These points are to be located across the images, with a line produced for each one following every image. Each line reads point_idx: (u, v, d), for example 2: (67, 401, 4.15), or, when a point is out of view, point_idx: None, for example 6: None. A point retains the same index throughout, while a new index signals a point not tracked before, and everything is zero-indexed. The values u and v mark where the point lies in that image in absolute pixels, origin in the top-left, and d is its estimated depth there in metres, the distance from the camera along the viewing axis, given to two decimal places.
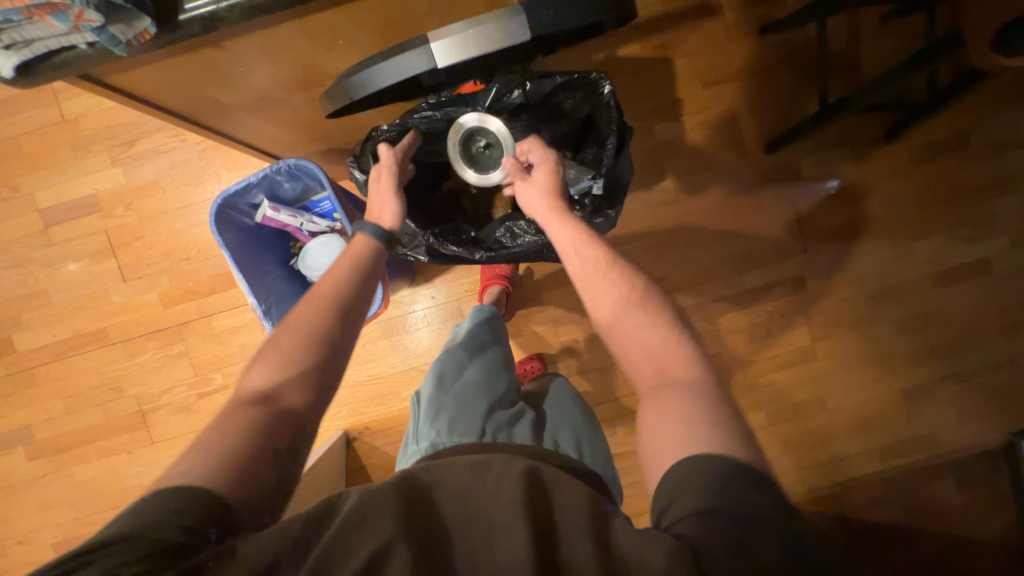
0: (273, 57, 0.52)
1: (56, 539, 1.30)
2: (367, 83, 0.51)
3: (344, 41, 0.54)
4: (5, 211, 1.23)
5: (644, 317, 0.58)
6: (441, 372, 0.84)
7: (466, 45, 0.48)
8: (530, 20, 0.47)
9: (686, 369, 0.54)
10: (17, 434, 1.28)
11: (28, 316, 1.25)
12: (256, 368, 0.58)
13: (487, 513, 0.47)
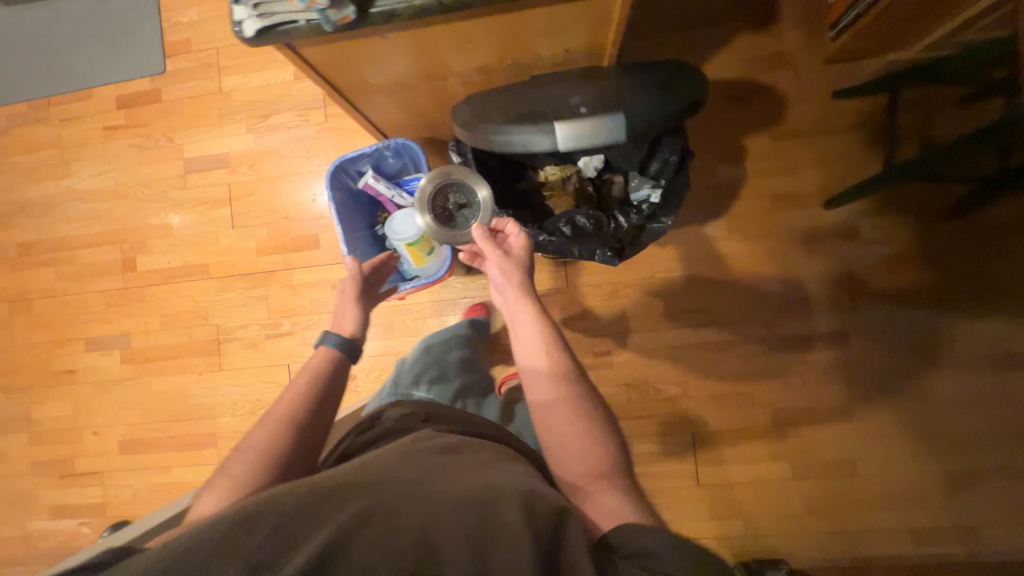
0: (417, 49, 0.67)
1: (126, 437, 1.49)
2: (498, 145, 0.68)
3: (470, 44, 0.68)
4: (157, 155, 1.49)
5: (583, 415, 0.72)
6: (431, 347, 1.20)
7: (579, 134, 0.63)
8: (623, 127, 0.63)
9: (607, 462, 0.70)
10: (115, 339, 1.50)
11: (152, 243, 1.49)
12: (212, 497, 0.72)
13: (481, 512, 0.50)
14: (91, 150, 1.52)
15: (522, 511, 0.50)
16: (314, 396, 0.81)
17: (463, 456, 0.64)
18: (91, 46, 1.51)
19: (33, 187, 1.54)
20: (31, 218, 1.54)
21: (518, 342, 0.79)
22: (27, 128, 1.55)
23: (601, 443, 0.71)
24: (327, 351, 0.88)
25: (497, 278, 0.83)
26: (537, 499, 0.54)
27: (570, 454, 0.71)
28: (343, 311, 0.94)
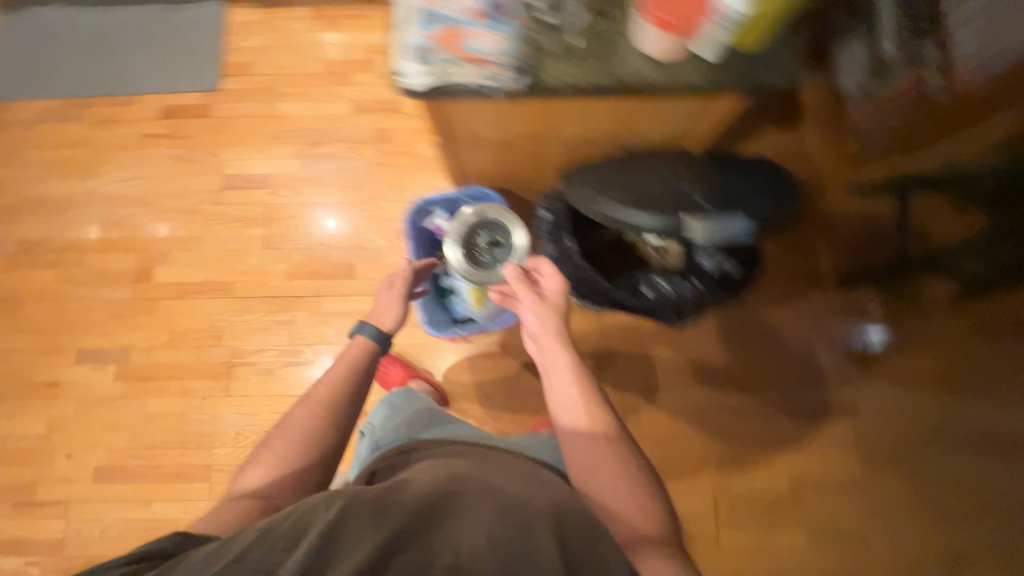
0: (541, 114, 0.72)
1: (103, 464, 1.34)
2: (619, 216, 0.69)
3: (590, 116, 0.74)
4: (195, 167, 1.47)
5: (620, 465, 0.75)
6: (393, 400, 1.12)
7: (714, 226, 0.66)
8: (750, 225, 0.68)
9: (642, 510, 0.73)
10: (114, 353, 1.39)
11: (173, 254, 1.43)
12: (254, 471, 0.75)
13: (511, 525, 0.57)
14: (124, 154, 1.48)
15: (549, 533, 0.57)
16: (347, 385, 0.81)
17: (496, 467, 0.71)
18: (146, 56, 1.52)
19: (50, 183, 1.47)
20: (43, 215, 1.45)
21: (554, 392, 0.79)
22: (58, 125, 1.50)
23: (637, 490, 0.74)
24: (365, 339, 0.87)
25: (532, 325, 0.82)
26: (566, 517, 0.61)
27: (608, 504, 0.73)
28: (387, 305, 0.93)
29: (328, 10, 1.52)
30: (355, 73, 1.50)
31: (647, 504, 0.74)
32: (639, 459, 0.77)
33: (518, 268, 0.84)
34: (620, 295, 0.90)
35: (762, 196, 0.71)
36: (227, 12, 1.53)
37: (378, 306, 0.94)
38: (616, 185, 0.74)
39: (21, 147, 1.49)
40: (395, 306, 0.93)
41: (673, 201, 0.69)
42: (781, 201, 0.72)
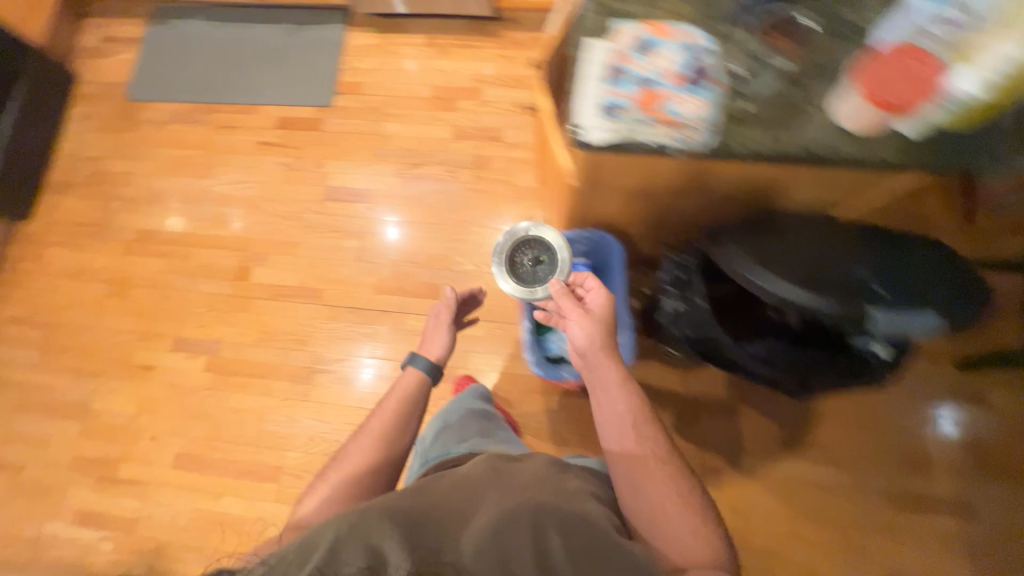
0: (698, 171, 0.69)
1: (184, 452, 1.39)
2: (789, 293, 0.64)
3: (751, 175, 0.71)
4: (302, 177, 1.54)
5: (672, 484, 0.72)
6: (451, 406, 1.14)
7: (901, 321, 0.62)
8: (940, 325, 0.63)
9: (700, 534, 0.69)
10: (207, 345, 1.45)
11: (272, 257, 1.49)
12: (310, 501, 0.76)
13: (519, 524, 0.57)
14: (239, 159, 1.57)
15: (561, 533, 0.57)
16: (401, 414, 0.82)
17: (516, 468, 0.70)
18: (271, 71, 1.63)
19: (172, 180, 1.58)
20: (162, 208, 1.56)
21: (603, 408, 0.77)
22: (185, 126, 1.62)
23: (690, 512, 0.70)
24: (414, 370, 0.88)
25: (579, 339, 0.79)
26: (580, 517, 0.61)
27: (663, 529, 0.69)
28: (434, 332, 0.94)
29: (441, 39, 1.59)
30: (460, 99, 1.54)
31: (705, 529, 0.69)
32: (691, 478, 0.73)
33: (561, 284, 0.84)
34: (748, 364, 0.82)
35: (939, 277, 0.68)
36: (347, 34, 1.62)
37: (429, 332, 0.96)
38: (794, 259, 0.69)
39: (150, 144, 1.62)
40: (442, 335, 0.94)
41: (858, 289, 0.65)
42: (959, 287, 0.67)
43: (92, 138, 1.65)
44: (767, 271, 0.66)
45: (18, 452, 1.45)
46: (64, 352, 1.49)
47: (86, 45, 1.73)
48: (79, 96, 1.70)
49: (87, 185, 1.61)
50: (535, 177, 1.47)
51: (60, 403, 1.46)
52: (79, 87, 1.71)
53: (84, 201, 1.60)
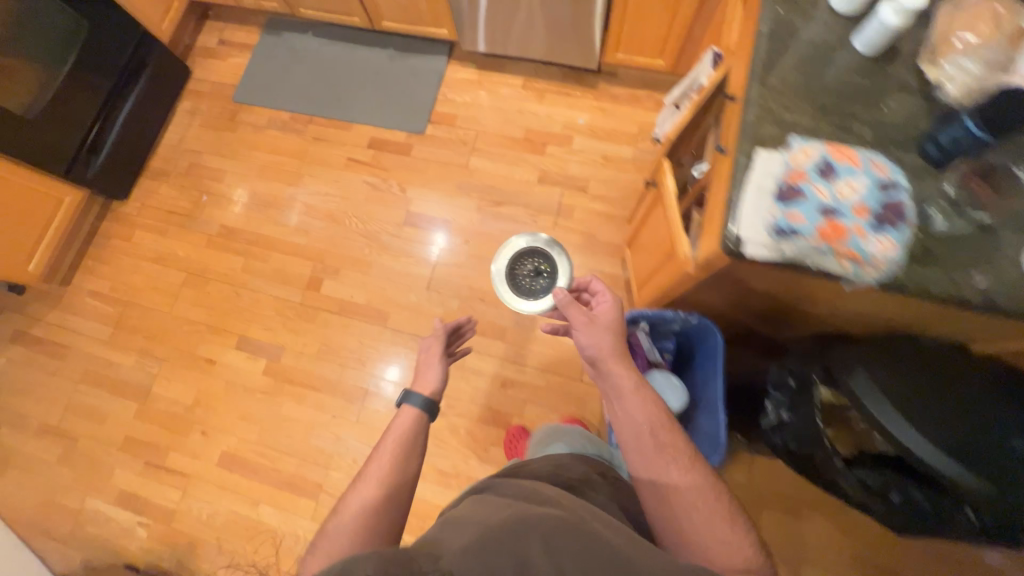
0: (847, 296, 0.64)
1: (231, 452, 1.40)
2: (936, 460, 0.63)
3: (909, 311, 0.65)
4: (385, 198, 1.57)
5: (696, 487, 0.68)
6: None
7: None
8: None
9: (732, 539, 0.65)
10: (269, 348, 1.47)
11: (345, 272, 1.51)
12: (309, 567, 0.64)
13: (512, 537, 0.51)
14: (328, 171, 1.62)
15: (544, 540, 0.50)
16: (403, 454, 0.72)
17: (510, 492, 0.65)
18: (371, 92, 1.69)
19: (262, 182, 1.64)
20: (248, 208, 1.62)
21: (617, 414, 0.74)
22: (282, 133, 1.69)
23: (716, 516, 0.66)
24: (412, 407, 0.79)
25: (591, 346, 0.79)
26: (570, 521, 0.53)
27: (690, 532, 0.66)
28: (425, 370, 0.87)
29: (539, 83, 1.61)
30: (550, 144, 1.55)
31: (737, 534, 0.65)
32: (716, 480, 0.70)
33: (564, 293, 0.86)
34: (885, 514, 0.75)
35: None
36: (449, 67, 1.67)
37: (421, 371, 0.88)
38: (950, 414, 0.66)
39: (247, 146, 1.69)
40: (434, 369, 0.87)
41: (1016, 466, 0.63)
42: None
43: (195, 131, 1.74)
44: (908, 423, 0.64)
45: (75, 424, 1.49)
46: (135, 333, 1.55)
47: (204, 45, 1.84)
48: (189, 91, 1.80)
49: (183, 175, 1.69)
50: (615, 232, 1.46)
51: (123, 382, 1.50)
52: (191, 83, 1.81)
53: (177, 191, 1.68)
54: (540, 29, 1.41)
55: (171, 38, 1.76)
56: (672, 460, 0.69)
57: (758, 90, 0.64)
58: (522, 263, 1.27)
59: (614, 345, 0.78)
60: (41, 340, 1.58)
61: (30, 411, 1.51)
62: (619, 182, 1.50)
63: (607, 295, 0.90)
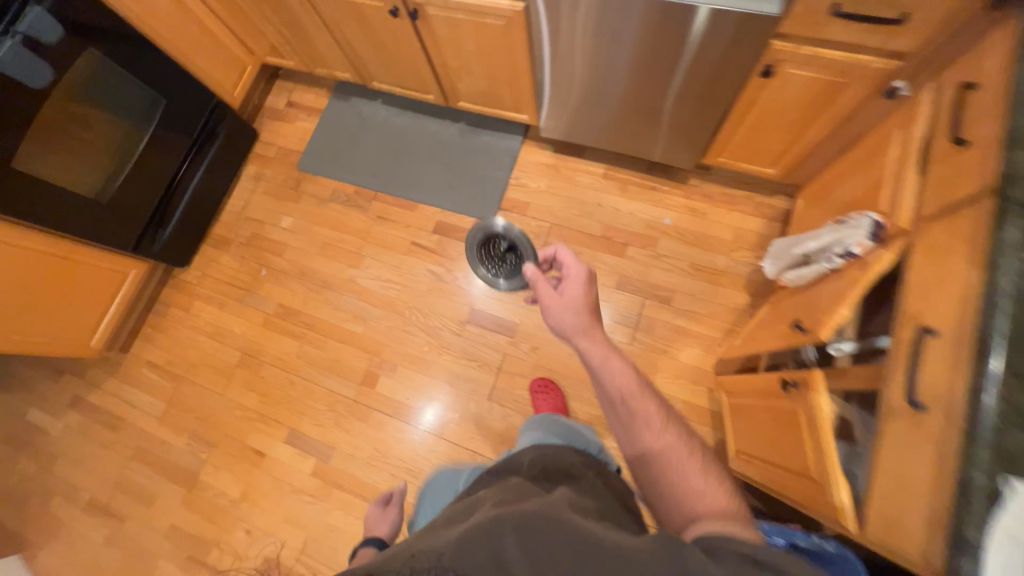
0: None
1: (273, 557, 1.34)
2: None
3: None
4: (449, 291, 1.48)
5: (668, 444, 0.67)
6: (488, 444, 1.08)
7: None
8: None
9: (710, 493, 0.62)
10: (320, 447, 1.40)
11: (401, 369, 1.43)
12: None
13: (486, 541, 0.45)
14: (390, 255, 1.54)
15: (521, 533, 0.45)
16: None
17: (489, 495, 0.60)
18: (438, 170, 1.60)
19: (321, 261, 1.58)
20: (305, 288, 1.56)
21: (590, 384, 0.76)
22: (346, 209, 1.62)
23: (693, 471, 0.64)
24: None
25: (553, 315, 0.81)
26: (549, 511, 0.48)
27: (666, 487, 0.64)
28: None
29: (622, 174, 1.48)
30: (632, 245, 1.42)
31: (715, 487, 0.63)
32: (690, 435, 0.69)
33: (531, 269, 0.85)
34: None
35: None
36: (523, 148, 1.56)
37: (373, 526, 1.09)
38: None
39: (309, 220, 1.64)
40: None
41: None
42: None
43: (258, 199, 1.70)
44: None
45: (123, 502, 1.46)
46: (187, 412, 1.51)
47: (273, 106, 1.80)
48: (255, 154, 1.76)
49: (244, 246, 1.65)
50: (701, 355, 1.30)
51: (172, 463, 1.47)
52: (257, 145, 1.77)
53: (237, 262, 1.64)
54: (624, 127, 1.25)
55: (241, 102, 1.72)
56: (639, 418, 0.69)
57: (998, 419, 0.49)
58: (495, 244, 1.44)
59: (581, 319, 0.77)
60: (97, 407, 1.57)
61: (81, 482, 1.50)
62: (709, 297, 1.34)
63: (572, 257, 0.86)
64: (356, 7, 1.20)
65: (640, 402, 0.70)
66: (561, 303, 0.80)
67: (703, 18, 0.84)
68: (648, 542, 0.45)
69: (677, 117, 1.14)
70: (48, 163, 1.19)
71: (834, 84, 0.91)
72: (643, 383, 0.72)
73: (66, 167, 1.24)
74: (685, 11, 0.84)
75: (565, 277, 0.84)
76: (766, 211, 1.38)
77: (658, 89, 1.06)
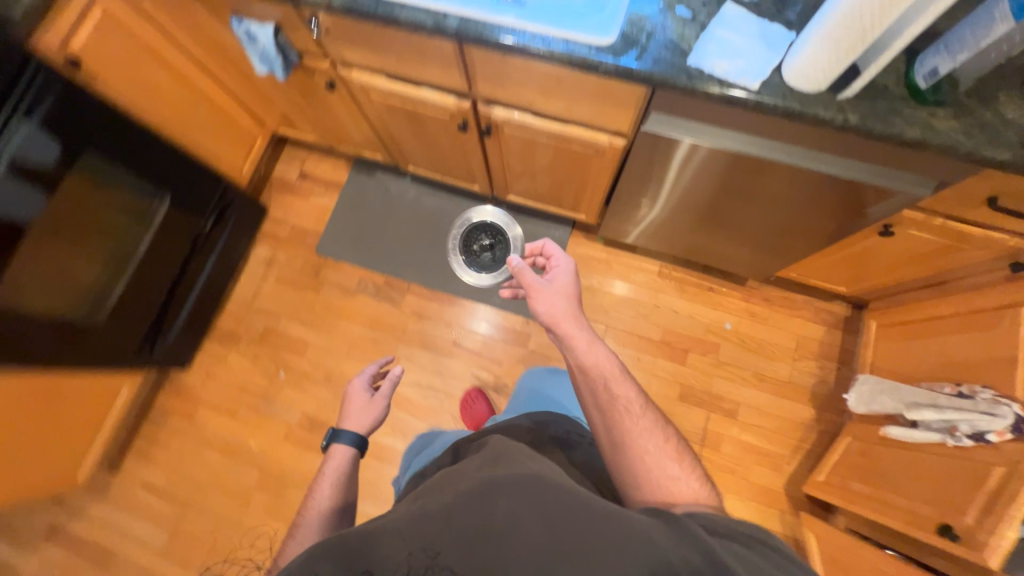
0: None
1: None
2: None
3: None
4: (498, 400, 1.37)
5: (643, 427, 0.69)
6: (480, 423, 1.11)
7: None
8: None
9: (681, 478, 0.65)
10: None
11: None
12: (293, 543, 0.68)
13: (490, 506, 0.50)
14: (429, 357, 1.42)
15: (510, 502, 0.50)
16: (337, 506, 0.72)
17: (478, 455, 0.62)
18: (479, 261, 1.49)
19: (351, 363, 1.42)
20: (333, 395, 1.40)
21: (571, 368, 0.74)
22: (375, 302, 1.47)
23: (664, 456, 0.66)
24: (344, 447, 0.80)
25: (548, 313, 0.75)
26: (544, 483, 0.53)
27: (643, 472, 0.65)
28: (360, 413, 0.86)
29: (677, 272, 1.42)
30: (692, 351, 1.36)
31: (686, 473, 0.65)
32: (666, 423, 0.70)
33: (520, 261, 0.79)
34: None
35: None
36: (571, 238, 1.47)
37: (349, 407, 0.87)
38: None
39: (334, 314, 1.48)
40: (375, 409, 0.87)
41: None
42: None
43: (272, 288, 1.52)
44: None
45: None
46: (196, 544, 1.32)
47: (283, 177, 1.62)
48: (265, 234, 1.58)
49: (257, 342, 1.48)
50: (771, 474, 1.26)
51: None
52: (266, 223, 1.59)
53: (249, 362, 1.46)
54: (693, 236, 1.18)
55: (249, 177, 1.53)
56: (621, 409, 0.69)
57: None
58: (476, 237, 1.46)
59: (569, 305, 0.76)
60: (82, 539, 1.35)
61: None
62: (774, 410, 1.31)
63: (565, 259, 0.83)
64: (413, 114, 1.05)
65: (618, 386, 0.71)
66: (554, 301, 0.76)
67: (775, 172, 0.77)
68: (632, 515, 0.51)
69: (753, 235, 1.07)
70: (39, 284, 0.99)
71: (956, 245, 0.87)
72: (621, 367, 0.73)
73: (60, 285, 1.04)
74: (777, 171, 0.77)
75: (558, 276, 0.80)
76: (826, 318, 1.36)
77: (679, 202, 1.02)
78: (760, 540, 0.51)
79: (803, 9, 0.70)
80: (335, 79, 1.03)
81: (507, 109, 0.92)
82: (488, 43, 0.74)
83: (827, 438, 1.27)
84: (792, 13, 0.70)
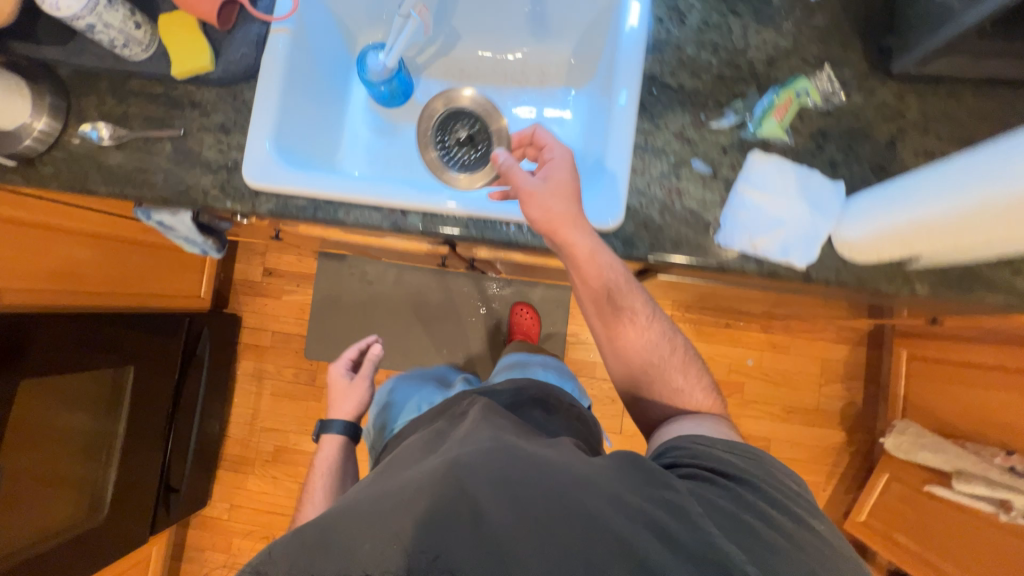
0: None
1: None
2: None
3: None
4: None
5: (654, 340, 0.63)
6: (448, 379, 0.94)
7: None
8: None
9: (686, 386, 0.64)
10: None
11: None
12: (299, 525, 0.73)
13: (468, 485, 0.44)
14: None
15: (497, 488, 0.44)
16: (334, 479, 0.78)
17: (457, 433, 0.56)
18: (480, 333, 1.40)
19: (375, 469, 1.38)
20: None
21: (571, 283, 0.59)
22: None
23: (672, 366, 0.64)
24: (336, 434, 0.84)
25: (544, 218, 0.53)
26: (506, 449, 0.49)
27: (650, 381, 0.64)
28: (344, 398, 0.88)
29: (692, 313, 1.33)
30: None
31: (690, 381, 0.64)
32: (675, 333, 0.64)
33: (507, 157, 0.55)
34: None
35: None
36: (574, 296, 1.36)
37: (333, 395, 0.90)
38: None
39: None
40: (358, 393, 0.89)
41: None
42: None
43: (271, 403, 1.44)
44: None
45: None
46: None
47: (246, 277, 1.46)
48: (246, 346, 1.46)
49: (273, 462, 1.42)
50: None
51: None
52: (244, 333, 1.46)
53: (271, 484, 1.42)
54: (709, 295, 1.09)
55: (210, 292, 1.38)
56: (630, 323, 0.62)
57: None
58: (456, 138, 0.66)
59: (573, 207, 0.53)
60: None
61: None
62: (806, 441, 1.30)
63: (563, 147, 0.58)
64: (381, 249, 0.90)
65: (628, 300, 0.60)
66: (550, 200, 0.53)
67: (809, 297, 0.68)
68: (599, 472, 0.48)
69: (776, 302, 0.98)
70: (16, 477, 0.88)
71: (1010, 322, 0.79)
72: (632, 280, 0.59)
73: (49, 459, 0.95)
74: (813, 296, 0.67)
75: (552, 170, 0.56)
76: (850, 336, 1.30)
77: (693, 292, 0.92)
78: (751, 483, 0.49)
79: (847, 141, 0.56)
80: (279, 231, 0.87)
81: (495, 253, 0.78)
82: (465, 238, 0.60)
83: (860, 459, 1.29)
84: (835, 149, 0.56)
